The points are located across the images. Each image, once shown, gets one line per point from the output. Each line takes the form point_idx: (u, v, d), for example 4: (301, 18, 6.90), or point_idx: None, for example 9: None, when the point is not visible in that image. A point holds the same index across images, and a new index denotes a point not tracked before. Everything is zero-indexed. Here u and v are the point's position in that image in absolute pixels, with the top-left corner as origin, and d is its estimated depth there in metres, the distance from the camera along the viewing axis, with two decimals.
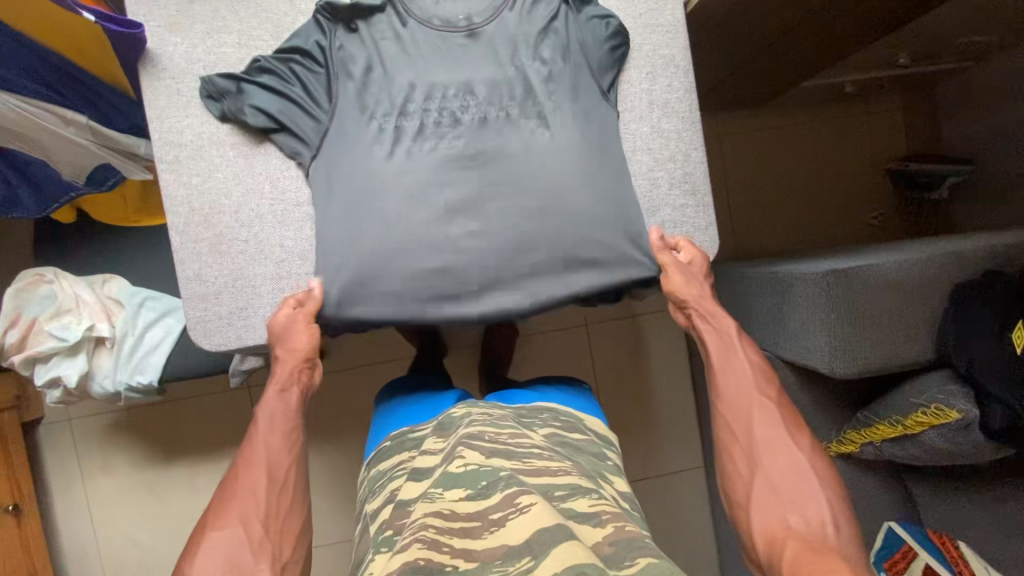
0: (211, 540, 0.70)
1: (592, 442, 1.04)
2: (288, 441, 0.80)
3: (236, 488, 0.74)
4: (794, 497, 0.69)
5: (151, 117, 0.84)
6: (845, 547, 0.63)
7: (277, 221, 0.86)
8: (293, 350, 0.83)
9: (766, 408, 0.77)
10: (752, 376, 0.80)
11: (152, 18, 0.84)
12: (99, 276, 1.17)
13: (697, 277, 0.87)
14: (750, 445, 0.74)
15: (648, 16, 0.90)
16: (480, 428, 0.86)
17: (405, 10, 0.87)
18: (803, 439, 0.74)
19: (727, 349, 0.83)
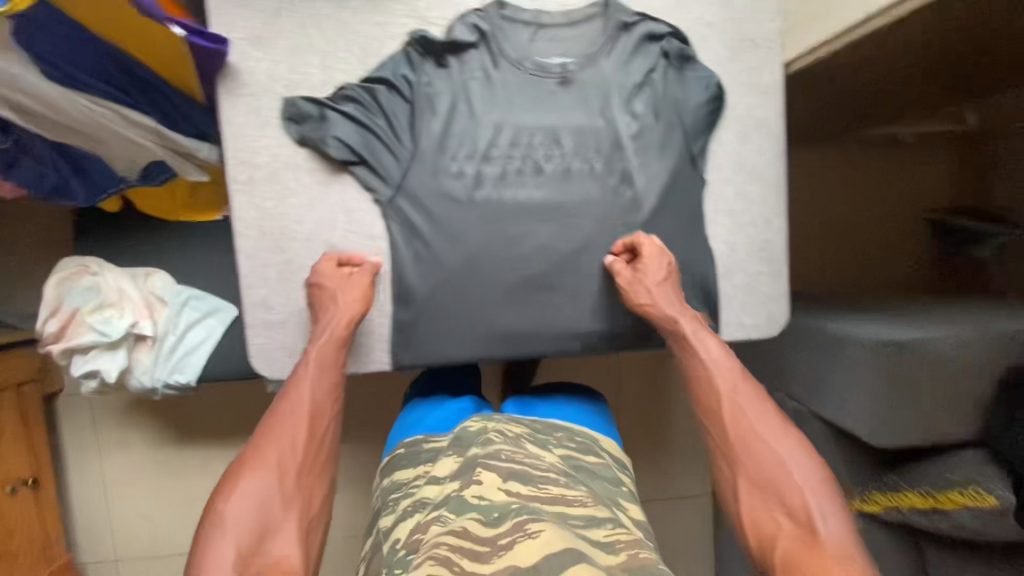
0: (246, 487, 0.67)
1: (608, 467, 1.00)
2: (332, 395, 0.80)
3: (273, 436, 0.73)
4: (778, 492, 0.66)
5: (227, 134, 0.80)
6: (842, 538, 0.60)
7: (348, 254, 0.84)
8: (344, 309, 0.81)
9: (740, 404, 0.75)
10: (716, 368, 0.78)
11: (235, 29, 0.79)
12: (141, 269, 1.15)
13: (652, 284, 0.82)
14: (743, 440, 0.71)
15: (748, 74, 0.87)
16: (494, 449, 0.86)
17: (498, 47, 0.83)
18: (780, 425, 0.72)
19: (689, 355, 0.81)
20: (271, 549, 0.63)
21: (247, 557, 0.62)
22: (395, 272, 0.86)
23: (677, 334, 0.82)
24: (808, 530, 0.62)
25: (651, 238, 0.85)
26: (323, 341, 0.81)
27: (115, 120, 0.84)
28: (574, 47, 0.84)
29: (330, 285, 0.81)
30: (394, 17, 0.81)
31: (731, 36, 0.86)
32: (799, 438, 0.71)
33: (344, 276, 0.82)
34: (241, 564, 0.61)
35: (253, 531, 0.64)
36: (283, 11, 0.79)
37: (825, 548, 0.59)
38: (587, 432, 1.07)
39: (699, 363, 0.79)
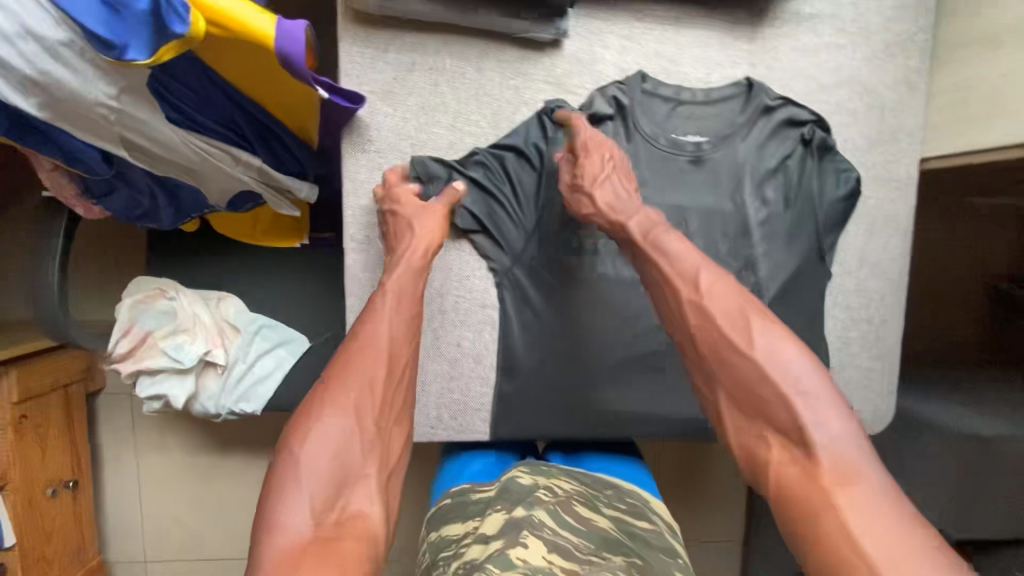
0: (324, 429, 0.57)
1: (661, 534, 0.73)
2: (411, 333, 0.70)
3: (352, 369, 0.62)
4: (766, 408, 0.55)
5: (347, 190, 0.77)
6: (842, 452, 0.51)
7: (458, 319, 0.83)
8: (425, 233, 0.74)
9: (711, 307, 0.61)
10: (676, 270, 0.65)
11: (366, 82, 0.75)
12: (214, 293, 1.12)
13: (590, 189, 0.73)
14: (750, 373, 0.57)
15: (882, 168, 0.84)
16: (541, 516, 0.66)
17: (634, 121, 0.79)
18: (750, 331, 0.58)
19: (649, 264, 0.68)
20: (349, 502, 0.54)
21: (325, 509, 0.53)
22: (502, 342, 0.83)
23: (644, 257, 0.69)
24: (804, 451, 0.52)
25: (588, 137, 0.76)
26: (400, 273, 0.72)
27: (223, 160, 0.78)
28: (711, 126, 0.81)
29: (405, 214, 0.74)
30: (531, 82, 0.78)
31: (870, 128, 0.83)
32: (767, 336, 0.58)
33: (422, 204, 0.75)
34: (319, 518, 0.52)
35: (330, 481, 0.55)
36: (417, 67, 0.76)
37: (825, 481, 0.50)
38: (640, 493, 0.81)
39: (662, 276, 0.66)
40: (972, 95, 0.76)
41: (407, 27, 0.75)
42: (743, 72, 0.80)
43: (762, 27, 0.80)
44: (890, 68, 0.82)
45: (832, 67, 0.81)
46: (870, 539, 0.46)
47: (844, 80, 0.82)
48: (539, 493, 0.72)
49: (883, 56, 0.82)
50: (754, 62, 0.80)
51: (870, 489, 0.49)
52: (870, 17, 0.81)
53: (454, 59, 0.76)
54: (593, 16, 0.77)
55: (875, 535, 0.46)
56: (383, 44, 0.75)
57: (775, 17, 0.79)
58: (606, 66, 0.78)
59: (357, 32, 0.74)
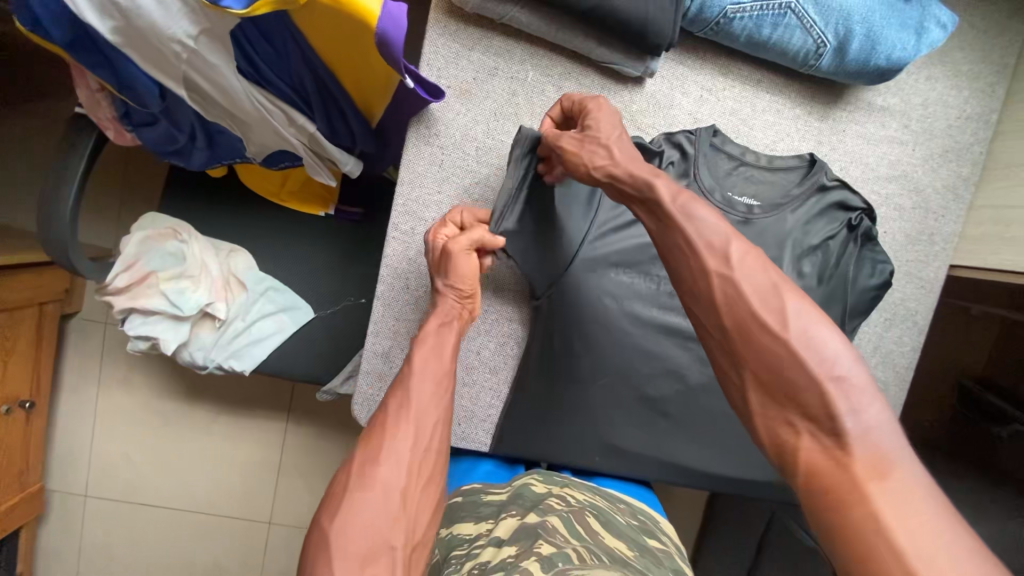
0: (352, 506, 0.56)
1: (670, 556, 0.75)
2: (441, 395, 0.68)
3: (381, 443, 0.61)
4: (796, 393, 0.45)
5: (402, 179, 0.76)
6: (880, 441, 0.43)
7: (485, 328, 0.82)
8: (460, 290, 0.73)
9: (743, 272, 0.50)
10: (695, 233, 0.54)
11: (445, 76, 0.74)
12: (227, 244, 1.08)
13: (606, 141, 0.64)
14: (770, 347, 0.47)
15: (913, 265, 0.87)
16: (555, 523, 0.67)
17: (695, 171, 0.78)
18: (783, 308, 0.48)
19: (666, 228, 0.57)
20: None
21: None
22: (520, 360, 0.83)
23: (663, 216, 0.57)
24: (833, 439, 0.43)
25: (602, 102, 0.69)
26: (432, 334, 0.72)
27: (281, 121, 0.77)
28: (766, 192, 0.82)
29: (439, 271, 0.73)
30: None
31: (912, 226, 0.86)
32: (800, 315, 0.48)
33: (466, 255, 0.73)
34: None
35: (356, 555, 0.53)
36: (498, 72, 0.75)
37: (858, 472, 0.42)
38: (647, 512, 0.85)
39: (680, 239, 0.55)
40: (1015, 218, 0.79)
41: (499, 31, 0.74)
42: (809, 148, 0.82)
43: (836, 107, 0.81)
44: (942, 173, 0.85)
45: (890, 160, 0.84)
46: (907, 532, 0.39)
47: (897, 175, 0.84)
48: (550, 503, 0.74)
49: (938, 161, 0.85)
50: (820, 140, 0.82)
51: (909, 482, 0.41)
52: (935, 121, 0.84)
53: (537, 73, 0.76)
54: (680, 60, 0.77)
55: (914, 534, 0.39)
56: (470, 42, 0.74)
57: (850, 101, 0.81)
58: (682, 112, 0.79)
59: (447, 24, 0.73)
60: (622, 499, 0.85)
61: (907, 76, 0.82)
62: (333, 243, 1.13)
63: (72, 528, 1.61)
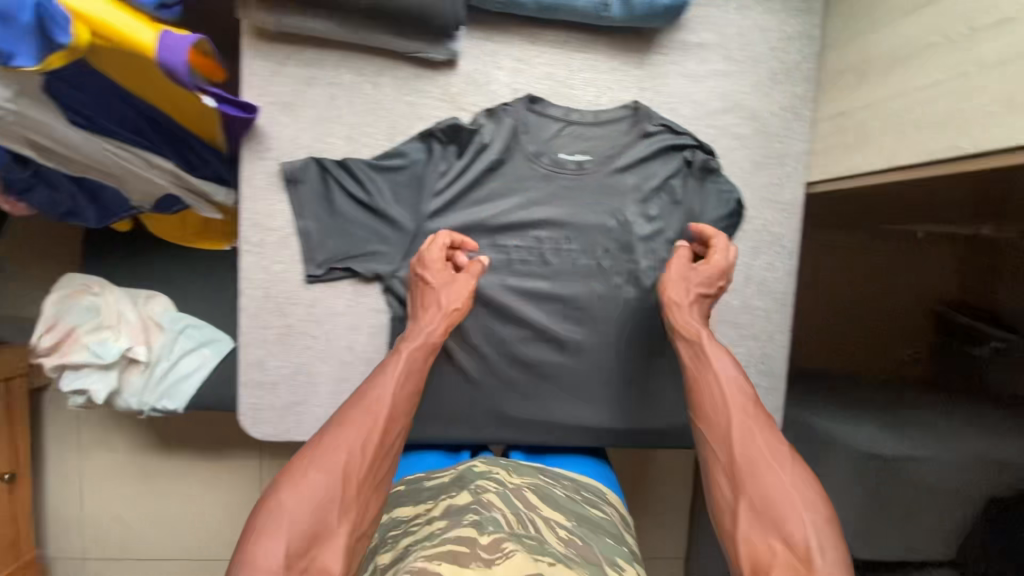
0: (311, 486, 0.62)
1: (610, 526, 0.77)
2: (410, 402, 0.73)
3: (342, 432, 0.67)
4: (781, 521, 0.62)
5: (244, 195, 0.80)
6: (825, 562, 0.59)
7: (350, 323, 0.84)
8: (454, 308, 0.78)
9: (717, 406, 0.73)
10: (728, 390, 0.74)
11: (265, 95, 0.79)
12: (144, 291, 1.14)
13: (676, 307, 0.80)
14: (762, 482, 0.65)
15: (767, 191, 0.87)
16: (490, 497, 0.71)
17: (519, 138, 0.83)
18: (801, 464, 0.67)
19: (703, 374, 0.76)
20: (317, 556, 0.58)
21: (295, 558, 0.57)
22: (393, 348, 0.85)
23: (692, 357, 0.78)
24: (804, 559, 0.59)
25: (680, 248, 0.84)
26: (415, 346, 0.76)
27: (136, 162, 0.84)
28: (598, 147, 0.85)
29: (435, 283, 0.78)
30: (427, 98, 0.81)
31: (756, 151, 0.86)
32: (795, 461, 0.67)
33: (450, 277, 0.79)
34: (290, 561, 0.57)
35: (304, 533, 0.59)
36: (315, 81, 0.80)
37: None
38: (594, 486, 0.85)
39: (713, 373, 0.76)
40: (846, 124, 0.79)
41: (308, 44, 0.79)
42: (633, 96, 0.84)
43: (650, 53, 0.83)
44: (776, 96, 0.86)
45: (719, 93, 0.85)
46: None
47: (731, 106, 0.85)
48: (489, 479, 0.77)
49: (769, 84, 0.85)
50: (643, 87, 0.84)
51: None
52: (756, 48, 0.85)
53: (352, 75, 0.80)
54: (487, 37, 0.80)
55: None
56: (283, 58, 0.79)
57: (663, 44, 0.83)
58: (500, 86, 0.82)
59: (258, 46, 0.78)
60: (569, 478, 0.85)
61: (717, 11, 0.84)
62: None
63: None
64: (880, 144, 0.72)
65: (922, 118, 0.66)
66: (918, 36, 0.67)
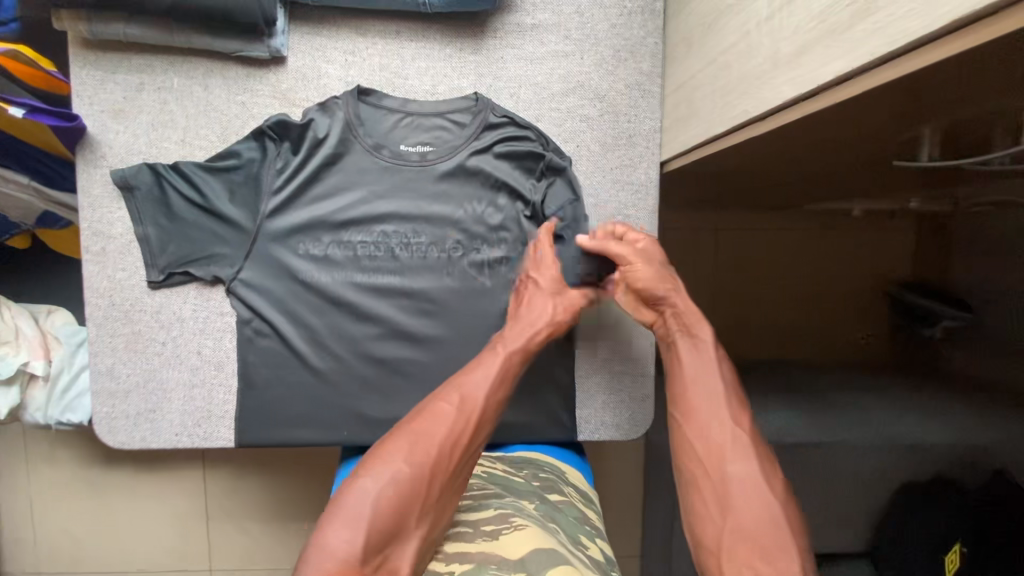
0: (395, 481, 0.60)
1: (573, 504, 0.76)
2: (497, 407, 0.71)
3: (432, 428, 0.65)
4: (763, 541, 0.56)
5: (82, 204, 0.81)
6: None
7: (198, 327, 0.83)
8: (558, 318, 0.79)
9: (723, 415, 0.66)
10: (708, 389, 0.68)
11: (96, 104, 0.80)
12: (43, 307, 1.17)
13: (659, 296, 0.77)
14: (745, 490, 0.60)
15: (620, 171, 0.84)
16: (465, 478, 0.77)
17: (355, 130, 0.81)
18: (780, 481, 0.61)
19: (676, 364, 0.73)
20: (389, 554, 0.57)
21: (370, 553, 0.56)
22: (243, 350, 0.84)
23: (693, 361, 0.71)
24: None
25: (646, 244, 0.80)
26: (512, 346, 0.75)
27: None
28: (439, 136, 0.83)
29: (544, 283, 0.80)
30: (258, 97, 0.81)
31: (604, 133, 0.84)
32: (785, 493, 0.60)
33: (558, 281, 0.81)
34: (364, 558, 0.56)
35: (382, 533, 0.57)
36: (145, 87, 0.80)
37: None
38: (551, 467, 0.82)
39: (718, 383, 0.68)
40: (681, 98, 0.77)
41: (135, 50, 0.79)
42: (471, 84, 0.82)
43: (484, 37, 0.81)
44: (620, 74, 0.83)
45: (560, 74, 0.83)
46: None
47: (573, 87, 0.83)
48: None
49: (612, 63, 0.83)
50: (480, 72, 0.82)
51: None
52: (595, 25, 0.82)
53: (181, 78, 0.80)
54: (313, 32, 0.80)
55: None
56: (111, 66, 0.79)
57: (497, 28, 0.81)
58: (332, 80, 0.81)
59: (85, 55, 0.79)
60: (528, 463, 0.82)
61: None
62: None
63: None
64: (702, 114, 0.70)
65: (724, 84, 0.63)
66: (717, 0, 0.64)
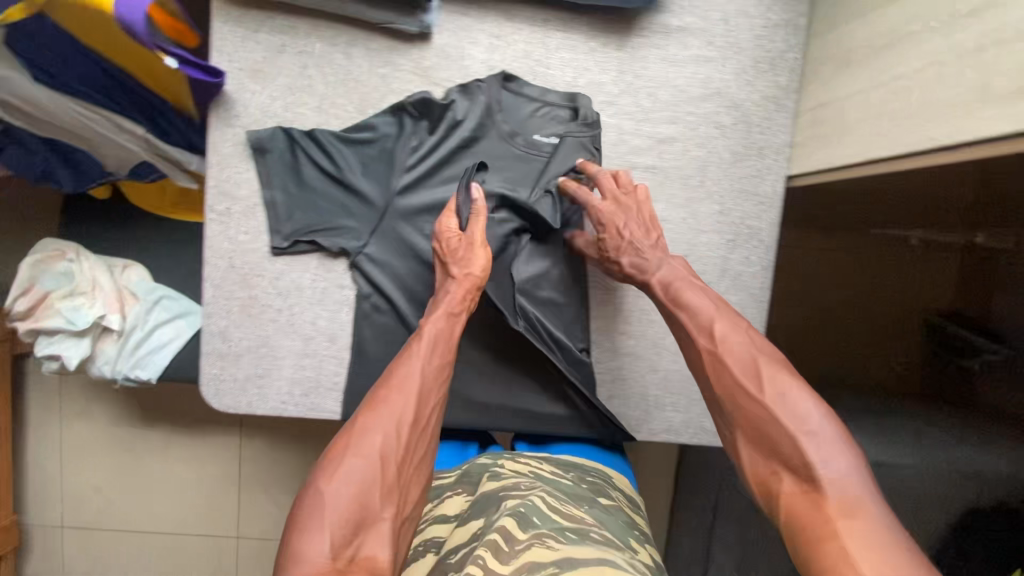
0: (347, 473, 0.60)
1: (622, 507, 0.78)
2: (440, 378, 0.71)
3: (376, 411, 0.66)
4: (778, 448, 0.60)
5: (211, 162, 0.79)
6: (847, 485, 0.55)
7: (316, 298, 0.83)
8: (468, 274, 0.77)
9: (691, 362, 0.73)
10: (694, 318, 0.72)
11: (234, 61, 0.78)
12: (120, 260, 1.14)
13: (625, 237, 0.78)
14: (746, 402, 0.64)
15: (747, 182, 0.85)
16: (508, 479, 0.75)
17: (494, 116, 0.81)
18: (763, 377, 0.64)
19: (674, 315, 0.74)
20: (363, 544, 0.56)
21: (341, 546, 0.55)
22: (358, 325, 0.83)
23: (664, 308, 0.76)
24: (808, 484, 0.56)
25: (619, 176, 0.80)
26: (438, 317, 0.75)
27: (106, 126, 0.84)
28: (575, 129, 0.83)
29: (450, 258, 0.77)
30: (400, 72, 0.80)
31: (735, 142, 0.84)
32: (798, 388, 0.63)
33: (471, 242, 0.78)
34: (336, 552, 0.55)
35: (348, 522, 0.57)
36: (285, 49, 0.78)
37: (829, 511, 0.54)
38: (594, 469, 0.85)
39: (680, 325, 0.73)
40: (826, 116, 0.77)
41: (279, 11, 0.77)
42: (612, 80, 0.82)
43: (630, 34, 0.81)
44: (758, 86, 0.84)
45: (700, 79, 0.83)
46: (866, 561, 0.49)
47: (711, 93, 0.83)
48: (501, 465, 0.80)
49: (751, 73, 0.83)
50: (622, 69, 0.82)
51: (871, 520, 0.52)
52: (739, 34, 0.82)
53: (323, 44, 0.78)
54: (463, 12, 0.79)
55: (875, 565, 0.49)
56: (253, 24, 0.77)
57: (644, 27, 0.81)
58: (475, 62, 0.80)
59: (228, 10, 0.77)
60: (572, 464, 0.84)
61: None
62: None
63: (52, 557, 1.70)
64: (858, 136, 0.70)
65: (902, 110, 0.63)
66: (899, 25, 0.64)
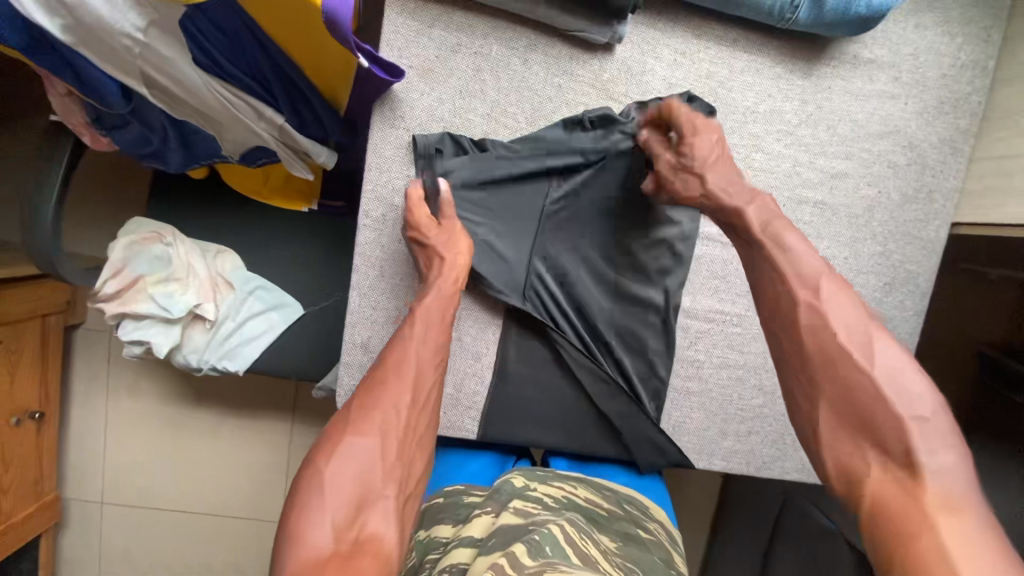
0: (348, 451, 0.55)
1: (660, 544, 0.69)
2: (438, 355, 0.68)
3: (381, 390, 0.60)
4: (871, 425, 0.48)
5: (371, 164, 0.75)
6: (951, 480, 0.44)
7: (465, 313, 0.79)
8: (455, 256, 0.73)
9: (766, 314, 0.58)
10: (789, 264, 0.56)
11: (406, 57, 0.72)
12: (214, 246, 1.06)
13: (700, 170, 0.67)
14: (842, 370, 0.50)
15: (913, 226, 0.82)
16: (537, 505, 0.64)
17: None
18: (870, 343, 0.50)
19: (759, 255, 0.60)
20: (368, 522, 0.52)
21: (345, 529, 0.51)
22: (504, 341, 0.81)
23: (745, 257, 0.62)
24: (906, 472, 0.45)
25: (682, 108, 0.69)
26: (431, 298, 0.70)
27: (248, 114, 0.75)
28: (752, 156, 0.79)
29: (432, 241, 0.72)
30: (576, 83, 0.76)
31: (907, 183, 0.81)
32: (904, 362, 0.49)
33: (450, 227, 0.74)
34: (339, 536, 0.50)
35: (352, 501, 0.52)
36: (461, 48, 0.73)
37: (927, 505, 0.44)
38: (635, 498, 0.78)
39: (771, 264, 0.58)
40: (1014, 168, 0.75)
41: (459, 6, 0.72)
42: (793, 109, 0.78)
43: (817, 63, 0.77)
44: (938, 127, 0.80)
45: (880, 116, 0.79)
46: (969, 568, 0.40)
47: (890, 131, 0.80)
48: (533, 487, 0.70)
49: (932, 113, 0.80)
50: (804, 99, 0.78)
51: (973, 524, 0.43)
52: (926, 71, 0.79)
53: (500, 46, 0.73)
54: (650, 24, 0.74)
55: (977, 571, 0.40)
56: (430, 18, 0.71)
57: (832, 57, 0.77)
58: (655, 79, 0.76)
59: (405, 2, 0.71)
60: (611, 488, 0.78)
61: (893, 26, 0.78)
62: (320, 239, 1.11)
63: (90, 553, 1.42)
64: None
65: None
66: None
